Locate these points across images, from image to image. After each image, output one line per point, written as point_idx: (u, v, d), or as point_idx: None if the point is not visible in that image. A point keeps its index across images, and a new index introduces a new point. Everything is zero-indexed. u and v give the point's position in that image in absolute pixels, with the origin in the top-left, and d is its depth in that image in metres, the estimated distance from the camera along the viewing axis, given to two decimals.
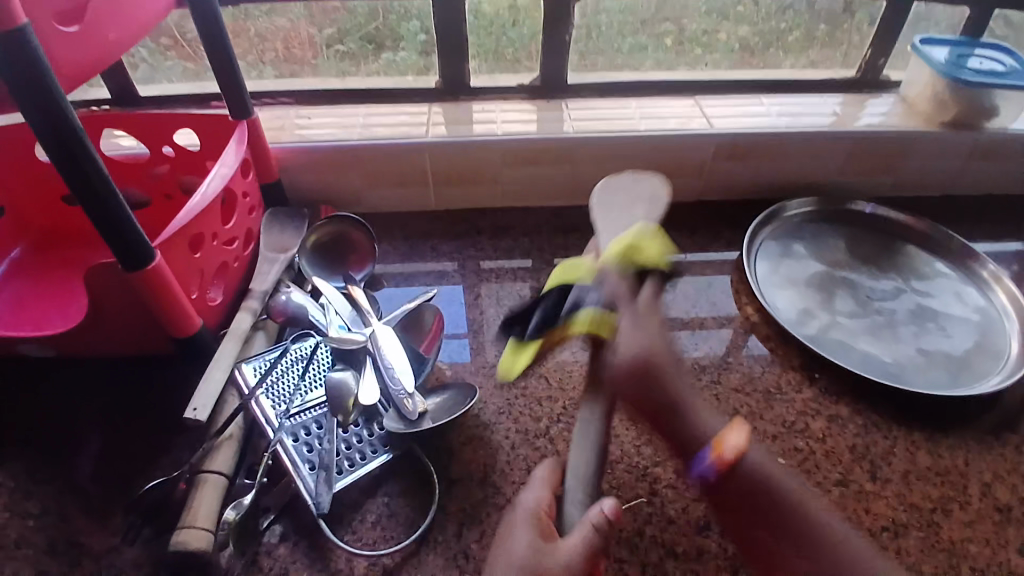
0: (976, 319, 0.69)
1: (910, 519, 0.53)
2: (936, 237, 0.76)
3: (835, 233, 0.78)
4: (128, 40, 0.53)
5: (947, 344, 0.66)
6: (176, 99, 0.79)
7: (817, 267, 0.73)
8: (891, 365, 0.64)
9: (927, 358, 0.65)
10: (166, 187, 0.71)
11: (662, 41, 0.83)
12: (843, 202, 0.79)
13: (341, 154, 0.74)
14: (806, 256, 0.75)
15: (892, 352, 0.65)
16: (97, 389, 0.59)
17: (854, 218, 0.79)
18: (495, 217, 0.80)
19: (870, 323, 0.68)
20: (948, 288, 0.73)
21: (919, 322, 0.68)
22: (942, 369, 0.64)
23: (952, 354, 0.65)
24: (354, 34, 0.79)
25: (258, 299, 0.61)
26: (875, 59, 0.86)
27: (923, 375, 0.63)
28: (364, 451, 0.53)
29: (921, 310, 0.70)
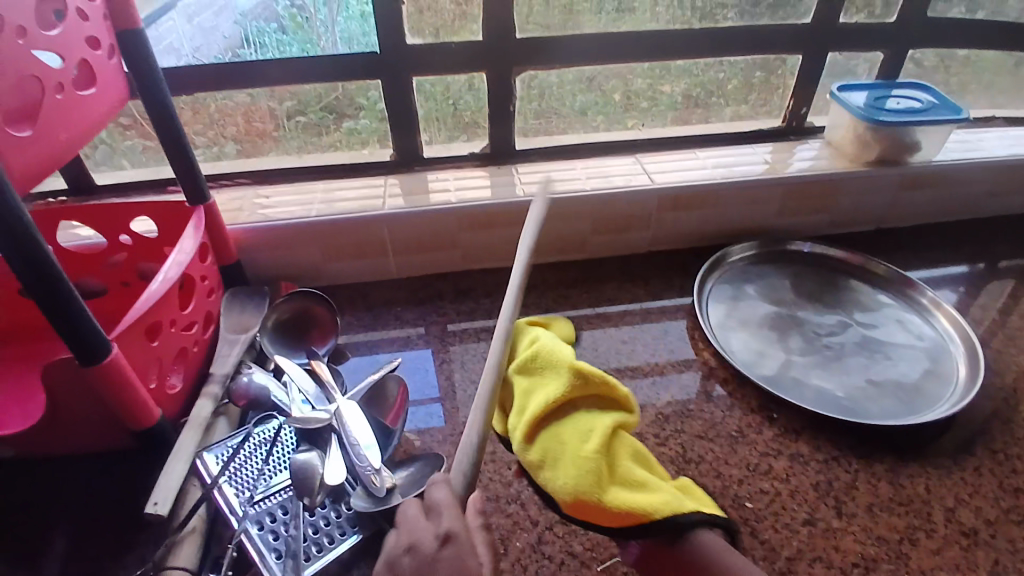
0: (921, 345, 0.73)
1: (880, 552, 0.54)
2: (875, 271, 0.81)
3: (781, 273, 0.82)
4: (79, 138, 0.54)
5: (896, 374, 0.69)
6: (133, 186, 0.80)
7: (767, 307, 0.77)
8: (845, 399, 0.66)
9: (878, 388, 0.67)
10: (122, 274, 0.71)
11: (611, 98, 0.87)
12: (782, 244, 0.84)
13: (300, 230, 0.75)
14: (755, 297, 0.78)
15: (845, 385, 0.68)
16: (51, 490, 0.57)
17: (794, 258, 0.83)
18: (456, 280, 0.82)
19: (820, 359, 0.71)
20: (892, 318, 0.76)
21: (868, 354, 0.71)
22: (894, 398, 0.66)
23: (902, 383, 0.68)
24: (313, 106, 0.81)
25: (219, 384, 0.61)
26: (798, 108, 0.93)
27: (876, 405, 0.66)
28: (332, 534, 0.52)
29: (869, 342, 0.73)
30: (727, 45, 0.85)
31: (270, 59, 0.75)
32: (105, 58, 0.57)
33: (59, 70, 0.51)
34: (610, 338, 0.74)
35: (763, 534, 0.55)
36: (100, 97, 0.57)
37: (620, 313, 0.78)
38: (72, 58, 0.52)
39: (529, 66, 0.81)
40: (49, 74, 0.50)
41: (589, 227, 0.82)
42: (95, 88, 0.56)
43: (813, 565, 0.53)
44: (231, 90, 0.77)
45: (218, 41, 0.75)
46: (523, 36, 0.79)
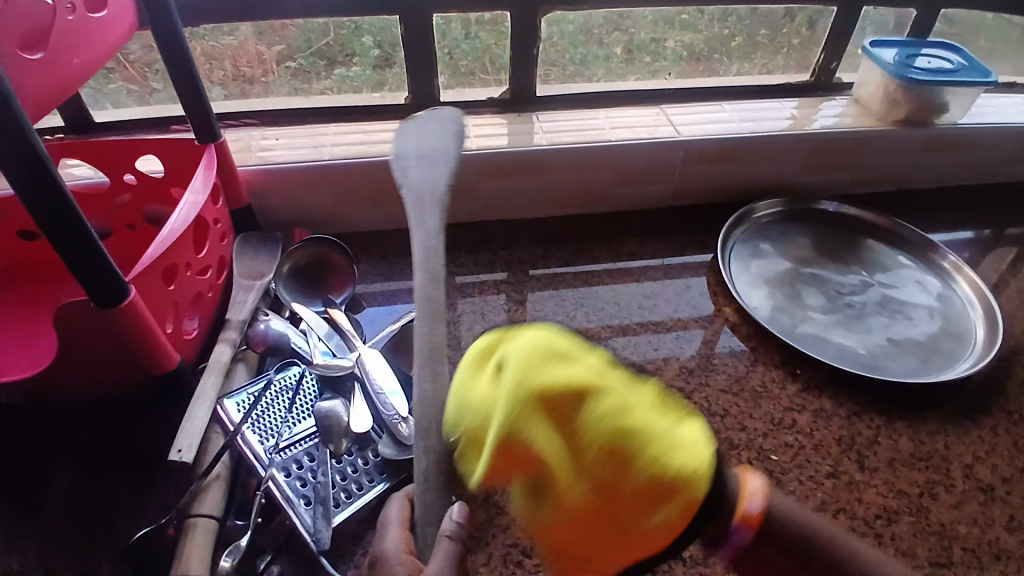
0: (940, 306, 0.72)
1: (899, 505, 0.55)
2: (896, 231, 0.80)
3: (801, 231, 0.80)
4: (93, 64, 0.50)
5: (914, 333, 0.69)
6: (133, 124, 0.76)
7: (788, 265, 0.76)
8: (866, 356, 0.66)
9: (897, 347, 0.67)
10: (129, 216, 0.68)
11: (613, 51, 0.84)
12: (807, 202, 0.82)
13: (313, 174, 0.72)
14: (776, 254, 0.77)
15: (865, 343, 0.68)
16: (65, 436, 0.55)
17: (817, 216, 0.82)
18: (472, 231, 0.80)
19: (840, 317, 0.70)
20: (912, 278, 0.76)
21: (888, 313, 0.71)
22: (913, 357, 0.66)
23: (921, 342, 0.68)
24: (303, 52, 0.77)
25: (236, 329, 0.59)
26: (827, 63, 0.90)
27: (895, 362, 0.66)
28: (360, 482, 0.51)
29: (889, 302, 0.73)
30: None
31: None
32: None
33: None
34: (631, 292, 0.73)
35: (788, 485, 0.56)
36: (114, 21, 0.52)
37: (641, 269, 0.76)
38: None
39: (555, 7, 0.76)
40: None
41: (611, 180, 0.80)
42: (108, 11, 0.51)
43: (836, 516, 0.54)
44: (236, 22, 0.72)
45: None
46: None
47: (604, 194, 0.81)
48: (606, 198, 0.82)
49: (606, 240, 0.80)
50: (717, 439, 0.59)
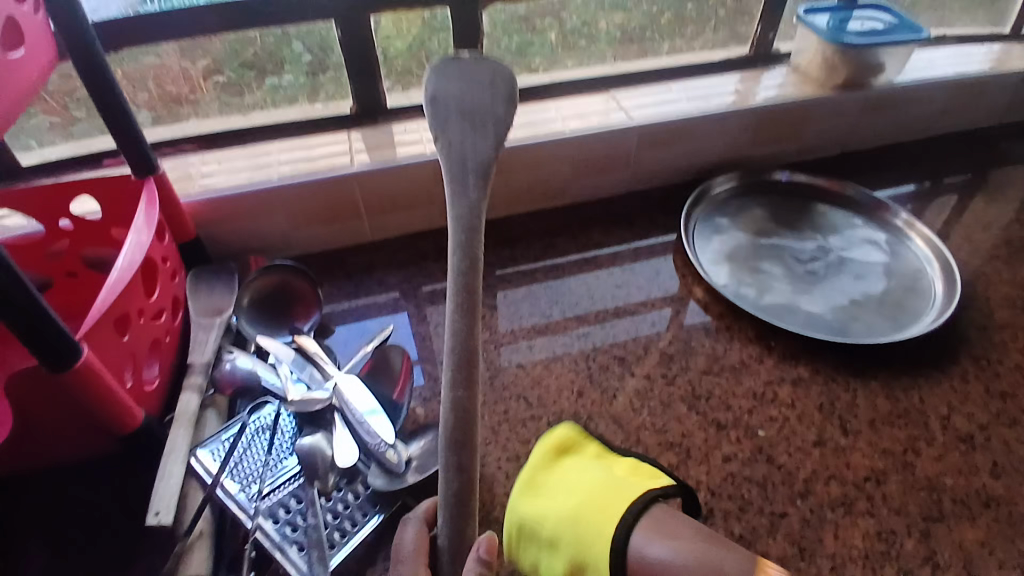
0: (897, 263, 0.75)
1: (884, 464, 0.57)
2: (847, 194, 0.81)
3: (758, 203, 0.81)
4: (14, 108, 0.46)
5: (877, 293, 0.71)
6: (56, 163, 0.70)
7: (749, 239, 0.76)
8: (835, 321, 0.67)
9: (862, 308, 0.69)
10: (68, 263, 0.63)
11: (547, 38, 0.83)
12: (763, 173, 0.83)
13: (262, 197, 0.69)
14: (737, 228, 0.78)
15: (832, 308, 0.69)
16: (24, 512, 0.51)
17: (772, 186, 0.83)
18: (434, 238, 0.78)
19: (806, 284, 0.71)
20: (867, 239, 0.78)
21: (850, 276, 0.73)
22: (878, 316, 0.68)
23: (884, 301, 0.70)
24: (230, 65, 0.73)
25: (201, 373, 0.55)
26: (765, 34, 0.90)
27: (863, 324, 0.67)
28: (353, 518, 0.49)
29: (849, 264, 0.74)
30: None
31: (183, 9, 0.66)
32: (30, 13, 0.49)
33: None
34: (604, 283, 0.72)
35: (778, 459, 0.56)
36: (33, 60, 0.48)
37: (610, 257, 0.76)
38: None
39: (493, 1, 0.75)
40: None
41: (569, 170, 0.79)
42: (25, 50, 0.47)
43: (828, 484, 0.55)
44: (160, 44, 0.68)
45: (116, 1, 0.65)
46: None
47: (564, 186, 0.81)
48: (566, 190, 0.81)
49: (571, 233, 0.79)
50: (705, 423, 0.59)
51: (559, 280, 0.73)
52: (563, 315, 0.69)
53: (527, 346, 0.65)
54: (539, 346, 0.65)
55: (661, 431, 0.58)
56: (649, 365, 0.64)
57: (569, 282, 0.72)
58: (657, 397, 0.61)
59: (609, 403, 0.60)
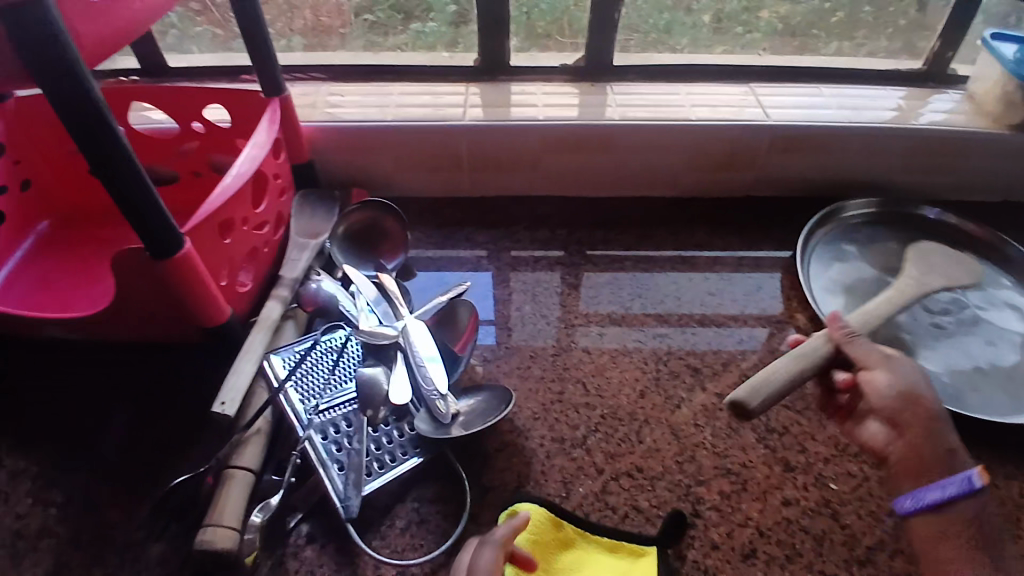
0: None
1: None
2: (1001, 249, 0.71)
3: (892, 236, 0.73)
4: (154, 12, 0.49)
5: (1011, 366, 0.62)
6: (205, 72, 0.76)
7: (871, 274, 0.69)
8: (950, 386, 0.60)
9: (986, 378, 0.61)
10: (194, 164, 0.69)
11: (700, 20, 0.78)
12: (903, 206, 0.75)
13: (376, 134, 0.71)
14: (861, 259, 0.70)
15: (950, 370, 0.61)
16: (123, 378, 0.58)
17: (913, 223, 0.75)
18: (531, 206, 0.77)
19: (926, 339, 0.63)
20: (1014, 304, 0.67)
21: (983, 341, 0.64)
22: (1002, 392, 0.60)
23: (1016, 376, 0.61)
24: (383, 4, 0.76)
25: (287, 288, 0.59)
26: (943, 51, 0.79)
27: (981, 397, 0.59)
28: (394, 453, 0.51)
29: (985, 327, 0.65)
30: None
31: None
32: None
33: None
34: (694, 287, 0.69)
35: (845, 518, 0.51)
36: None
37: (707, 261, 0.72)
38: None
39: None
40: None
41: (683, 163, 0.75)
42: None
43: (894, 558, 0.49)
44: None
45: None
46: None
47: (675, 178, 0.77)
48: (677, 182, 0.77)
49: (671, 228, 0.75)
50: (772, 459, 0.54)
51: (647, 273, 0.70)
52: (642, 310, 0.66)
53: (598, 333, 0.64)
54: (610, 335, 0.63)
55: (720, 456, 0.54)
56: (724, 382, 0.60)
57: (657, 278, 0.69)
58: (725, 419, 0.57)
59: (671, 411, 0.57)
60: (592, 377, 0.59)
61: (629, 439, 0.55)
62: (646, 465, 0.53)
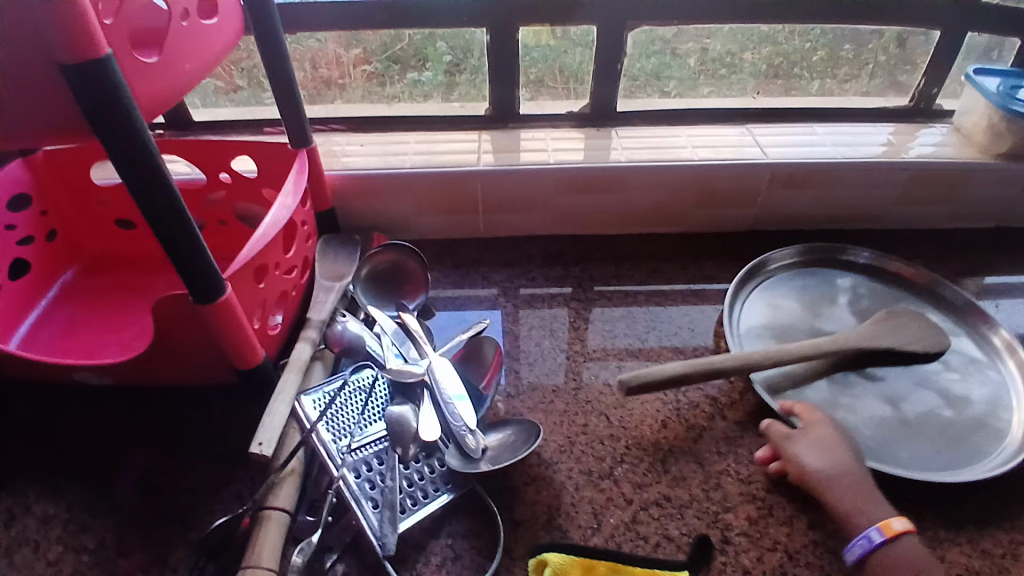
0: (983, 390, 0.60)
1: (979, 566, 0.51)
2: (943, 294, 0.69)
3: (824, 280, 0.71)
4: (205, 70, 0.52)
5: (939, 417, 0.58)
6: (230, 125, 0.80)
7: (805, 321, 0.67)
8: (870, 439, 0.56)
9: (914, 431, 0.57)
10: (220, 213, 0.72)
11: (685, 62, 0.81)
12: (832, 251, 0.73)
13: (395, 181, 0.74)
14: (790, 306, 0.68)
15: (873, 423, 0.58)
16: (150, 422, 0.59)
17: (840, 267, 0.73)
18: (544, 244, 0.80)
19: (854, 387, 0.60)
20: (953, 352, 0.64)
21: (915, 390, 0.60)
22: (930, 446, 0.56)
23: (945, 430, 0.57)
24: (378, 55, 0.78)
25: (316, 328, 0.61)
26: (928, 88, 0.84)
27: (907, 450, 0.56)
28: (426, 489, 0.52)
29: (920, 377, 0.62)
30: (850, 15, 0.78)
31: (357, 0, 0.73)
32: None
33: None
34: (707, 319, 0.71)
35: None
36: (223, 29, 0.54)
37: (718, 293, 0.74)
38: None
39: (644, 23, 0.75)
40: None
41: (689, 200, 0.78)
42: (216, 19, 0.53)
43: None
44: (331, 32, 0.75)
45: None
46: None
47: (682, 215, 0.80)
48: (683, 219, 0.80)
49: (680, 262, 0.78)
50: None
51: (661, 307, 0.72)
52: (658, 342, 0.68)
53: (618, 367, 0.65)
54: (630, 368, 0.65)
55: (745, 481, 0.55)
56: (743, 410, 0.61)
57: (671, 311, 0.72)
58: (747, 446, 0.58)
59: (694, 440, 0.58)
60: (614, 409, 0.61)
61: (654, 470, 0.56)
62: (674, 494, 0.54)
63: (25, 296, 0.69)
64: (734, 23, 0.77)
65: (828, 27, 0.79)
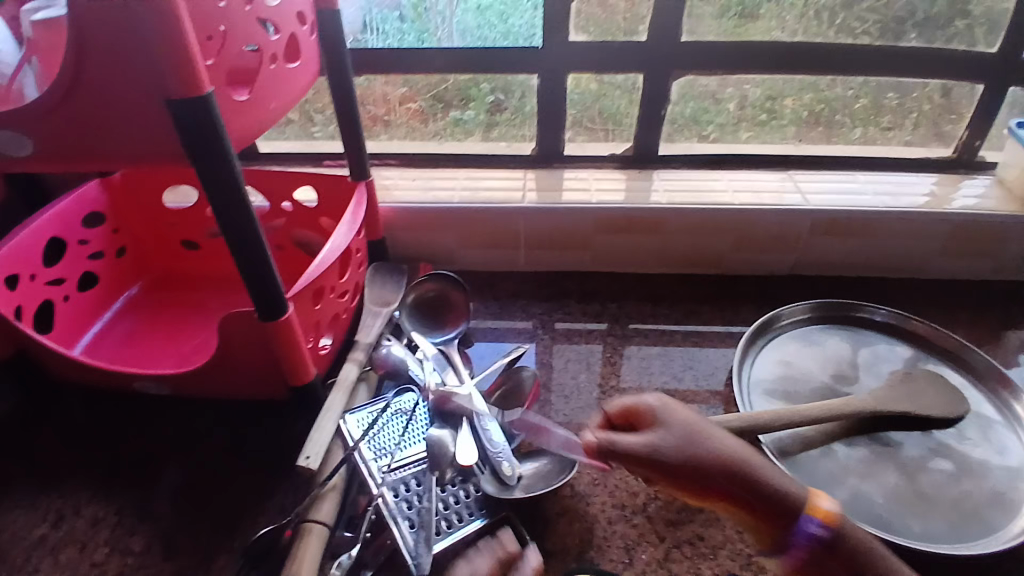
0: (1005, 462, 0.59)
1: None
2: (965, 358, 0.68)
3: (840, 339, 0.71)
4: (286, 108, 0.57)
5: (955, 488, 0.57)
6: (292, 157, 0.85)
7: (819, 380, 0.66)
8: (882, 509, 0.55)
9: (928, 502, 0.56)
10: (279, 238, 0.76)
11: (727, 108, 0.83)
12: (848, 309, 0.73)
13: (443, 214, 0.78)
14: (805, 364, 0.67)
15: (885, 491, 0.56)
16: (198, 432, 0.63)
17: (857, 325, 0.72)
18: (582, 280, 0.82)
19: (865, 452, 0.59)
20: (977, 421, 0.63)
21: (930, 457, 0.59)
22: (947, 519, 0.55)
23: (961, 503, 0.56)
24: (425, 94, 0.83)
25: (363, 351, 0.64)
26: (971, 141, 0.84)
27: (922, 522, 0.54)
28: (460, 513, 0.53)
29: (936, 444, 0.60)
30: (891, 68, 0.79)
31: (418, 47, 0.78)
32: (308, 34, 0.60)
33: (273, 42, 0.54)
34: None
35: None
36: (303, 72, 0.59)
37: None
38: (283, 32, 0.56)
39: (688, 72, 0.78)
40: (267, 44, 0.53)
41: (728, 243, 0.80)
42: (299, 62, 0.58)
43: None
44: (390, 74, 0.81)
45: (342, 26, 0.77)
46: (687, 39, 0.77)
47: (720, 258, 0.81)
48: (721, 262, 0.81)
49: (717, 303, 0.79)
50: None
51: (697, 347, 0.73)
52: (694, 382, 0.69)
53: None
54: None
55: None
56: None
57: (707, 352, 0.72)
58: None
59: None
60: None
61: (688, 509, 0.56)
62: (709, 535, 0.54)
63: (92, 307, 0.74)
64: (774, 74, 0.79)
65: (875, 78, 0.81)
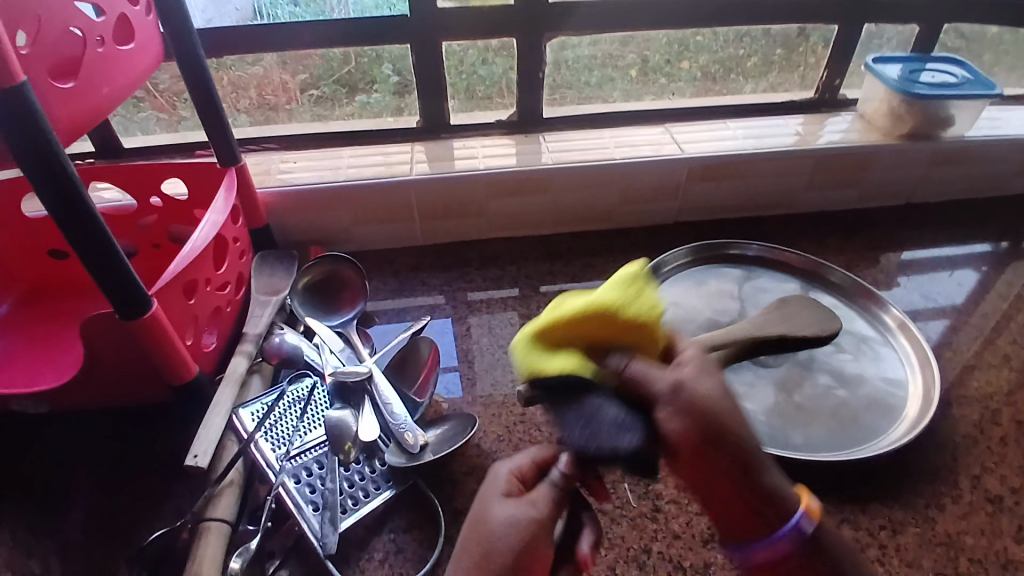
0: (872, 370, 0.65)
1: (898, 516, 0.56)
2: (832, 278, 0.74)
3: (722, 276, 0.75)
4: (121, 94, 0.54)
5: (833, 398, 0.62)
6: (161, 150, 0.80)
7: (704, 316, 0.70)
8: (766, 425, 0.59)
9: (808, 414, 0.61)
10: (154, 236, 0.72)
11: (627, 73, 0.86)
12: (725, 247, 0.77)
13: (329, 194, 0.76)
14: (691, 303, 0.71)
15: (768, 409, 0.61)
16: (83, 446, 0.59)
17: (737, 261, 0.77)
18: (482, 247, 0.82)
19: (751, 376, 0.63)
20: (847, 336, 0.69)
21: (810, 375, 0.64)
22: (825, 427, 0.60)
23: (838, 412, 0.61)
24: (325, 80, 0.81)
25: (252, 342, 0.61)
26: (831, 79, 0.90)
27: (804, 432, 0.59)
28: (367, 488, 0.53)
29: (814, 361, 0.65)
30: (755, 17, 0.83)
31: (284, 24, 0.75)
32: (143, 14, 0.57)
33: (100, 24, 0.50)
34: None
35: None
36: (141, 54, 0.56)
37: None
38: (112, 12, 0.52)
39: (560, 33, 0.79)
40: (92, 27, 0.49)
41: (616, 198, 0.82)
42: (135, 44, 0.55)
43: (841, 527, 0.55)
44: (255, 53, 0.77)
45: (229, 12, 0.74)
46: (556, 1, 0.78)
47: (611, 212, 0.83)
48: (613, 216, 0.84)
49: (612, 256, 0.81)
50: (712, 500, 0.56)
51: None
52: None
53: None
54: None
55: None
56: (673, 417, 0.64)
57: None
58: None
59: None
60: None
61: None
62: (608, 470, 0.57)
63: None
64: (646, 30, 0.82)
65: (753, 28, 0.85)
